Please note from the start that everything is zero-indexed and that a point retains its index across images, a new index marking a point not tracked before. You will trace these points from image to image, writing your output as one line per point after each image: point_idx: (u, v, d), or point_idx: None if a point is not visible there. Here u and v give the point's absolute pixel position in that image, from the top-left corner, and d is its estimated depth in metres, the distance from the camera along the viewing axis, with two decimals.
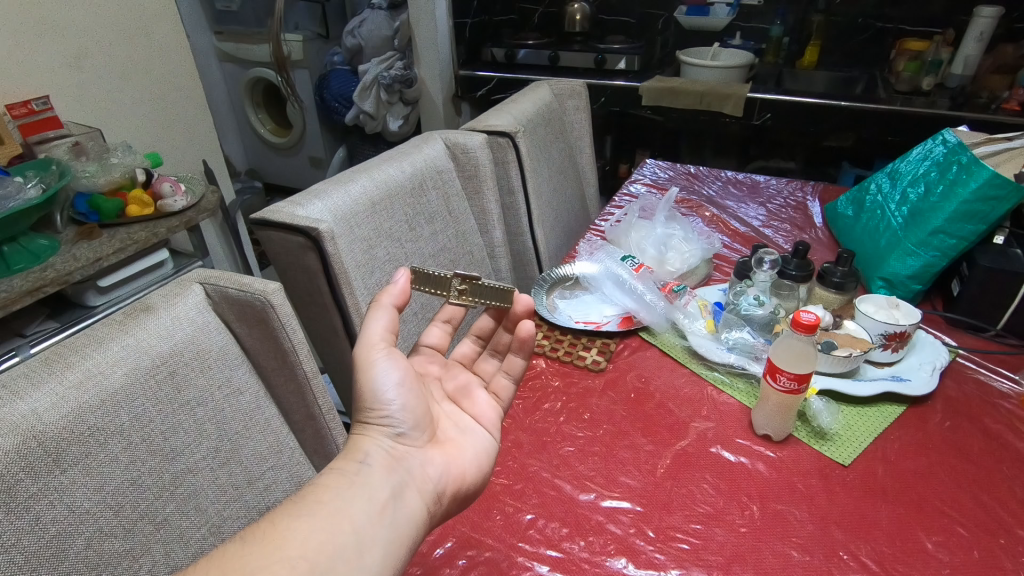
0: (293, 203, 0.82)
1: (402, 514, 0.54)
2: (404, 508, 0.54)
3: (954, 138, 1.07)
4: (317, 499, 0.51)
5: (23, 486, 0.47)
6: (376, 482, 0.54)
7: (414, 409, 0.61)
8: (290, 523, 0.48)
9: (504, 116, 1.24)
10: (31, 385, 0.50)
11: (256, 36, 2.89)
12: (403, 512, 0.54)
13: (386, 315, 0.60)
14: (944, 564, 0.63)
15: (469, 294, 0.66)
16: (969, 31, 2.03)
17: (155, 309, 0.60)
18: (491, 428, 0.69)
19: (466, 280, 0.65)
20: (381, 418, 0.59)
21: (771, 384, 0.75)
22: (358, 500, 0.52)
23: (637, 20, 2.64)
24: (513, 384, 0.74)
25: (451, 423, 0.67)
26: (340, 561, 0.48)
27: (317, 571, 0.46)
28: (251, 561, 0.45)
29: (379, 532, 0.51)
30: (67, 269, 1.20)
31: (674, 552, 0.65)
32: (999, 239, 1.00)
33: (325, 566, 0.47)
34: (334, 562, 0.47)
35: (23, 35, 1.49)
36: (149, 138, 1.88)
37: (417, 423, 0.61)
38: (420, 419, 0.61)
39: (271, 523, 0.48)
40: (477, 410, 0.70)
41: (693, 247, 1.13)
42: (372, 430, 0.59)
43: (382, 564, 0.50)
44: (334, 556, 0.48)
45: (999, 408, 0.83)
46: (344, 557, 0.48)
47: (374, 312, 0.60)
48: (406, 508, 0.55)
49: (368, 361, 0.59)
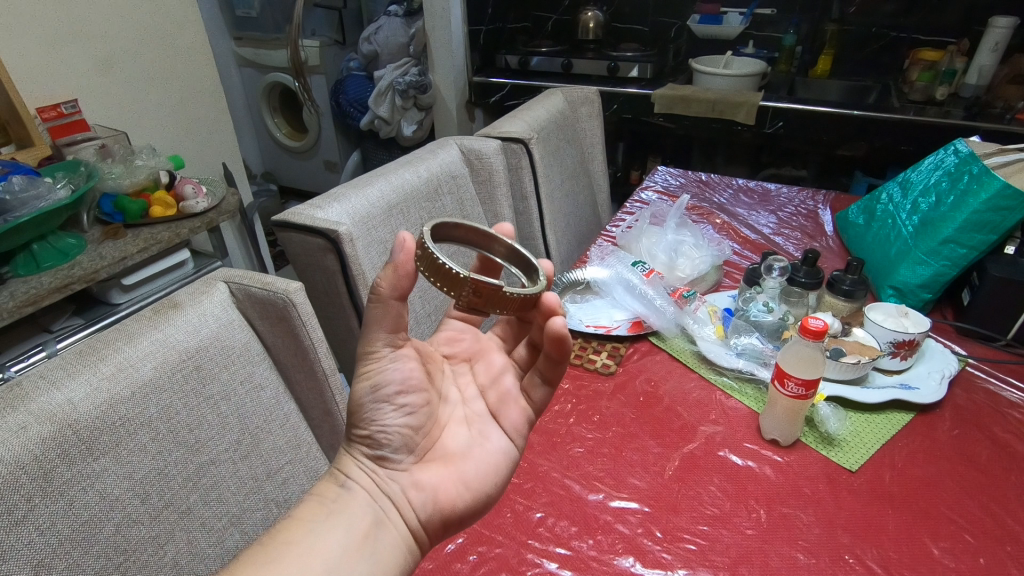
0: (314, 206, 0.84)
1: (384, 543, 0.52)
2: (387, 537, 0.52)
3: (966, 148, 1.08)
4: (283, 539, 0.48)
5: (58, 471, 0.50)
6: (353, 511, 0.52)
7: (405, 426, 0.57)
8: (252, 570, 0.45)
9: (519, 122, 1.26)
10: (68, 376, 0.53)
11: (274, 42, 2.95)
12: (384, 544, 0.52)
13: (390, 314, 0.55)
14: (950, 569, 0.64)
15: (483, 300, 0.57)
16: (984, 41, 2.02)
17: (182, 306, 0.63)
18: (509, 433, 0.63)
19: (484, 286, 0.56)
20: (365, 440, 0.56)
21: (779, 390, 0.76)
22: (333, 533, 0.50)
23: (650, 28, 2.66)
24: (547, 387, 0.66)
25: (464, 425, 0.63)
26: None
27: None
28: None
29: (356, 567, 0.49)
30: (94, 267, 1.24)
31: (681, 552, 0.66)
32: (1010, 249, 0.99)
33: None
34: None
35: (54, 40, 1.54)
36: (172, 141, 1.92)
37: (410, 440, 0.58)
38: (414, 435, 0.58)
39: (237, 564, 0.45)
40: (500, 410, 0.65)
41: (703, 254, 1.14)
42: (354, 450, 0.56)
43: None
44: None
45: (1008, 417, 0.84)
46: None
47: (375, 305, 0.54)
48: (390, 536, 0.53)
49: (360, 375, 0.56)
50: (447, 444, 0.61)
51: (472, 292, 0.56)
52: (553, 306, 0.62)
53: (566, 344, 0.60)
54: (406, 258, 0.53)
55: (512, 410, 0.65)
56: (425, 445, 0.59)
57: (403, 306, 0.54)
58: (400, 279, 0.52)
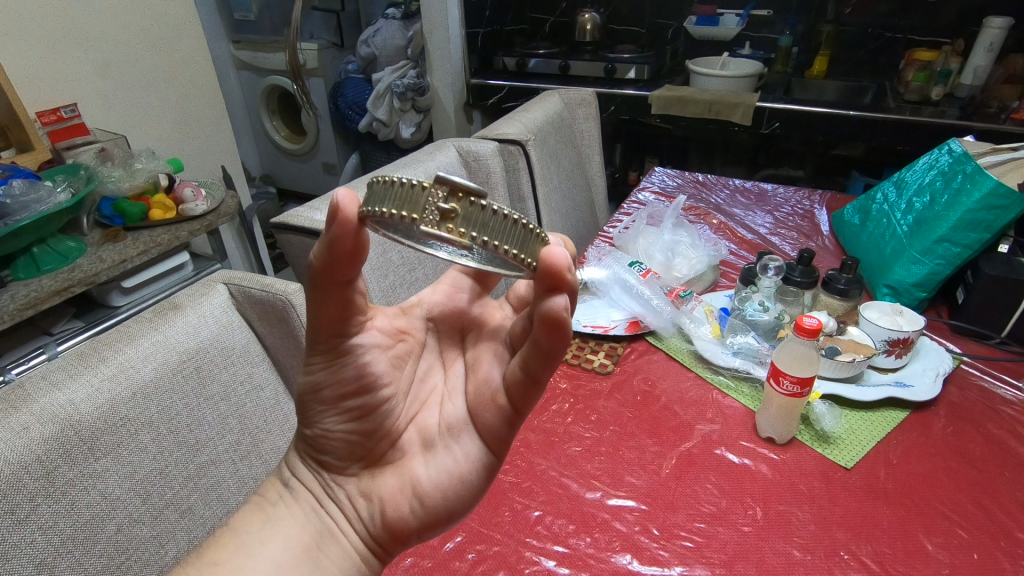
0: (312, 208, 0.85)
1: (328, 555, 0.50)
2: (333, 547, 0.51)
3: (960, 148, 1.08)
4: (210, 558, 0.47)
5: (61, 472, 0.50)
6: (289, 525, 0.51)
7: (350, 437, 0.52)
8: None
9: (516, 124, 1.27)
10: (69, 377, 0.53)
11: (273, 45, 2.95)
12: (328, 556, 0.51)
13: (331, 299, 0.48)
14: (944, 565, 0.65)
15: (458, 222, 0.45)
16: (978, 41, 2.04)
17: (182, 307, 0.64)
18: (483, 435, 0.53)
19: (453, 195, 0.45)
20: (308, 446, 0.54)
21: (774, 388, 0.77)
22: (267, 550, 0.48)
23: (647, 29, 2.67)
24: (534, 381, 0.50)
25: (435, 419, 0.55)
26: None
27: None
28: None
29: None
30: (94, 270, 1.24)
31: (678, 550, 0.67)
32: (1004, 247, 1.01)
33: None
34: None
35: (53, 44, 1.54)
36: (171, 144, 1.92)
37: (362, 447, 0.53)
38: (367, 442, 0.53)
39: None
40: (474, 404, 0.54)
41: (700, 254, 1.15)
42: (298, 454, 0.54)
43: None
44: None
45: (1002, 414, 0.84)
46: None
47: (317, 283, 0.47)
48: (337, 547, 0.51)
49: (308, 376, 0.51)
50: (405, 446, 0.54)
51: (444, 200, 0.45)
52: (560, 269, 0.46)
53: (565, 329, 0.45)
54: (349, 214, 0.44)
55: (483, 404, 0.53)
56: (381, 448, 0.53)
57: (346, 290, 0.47)
58: (336, 258, 0.45)
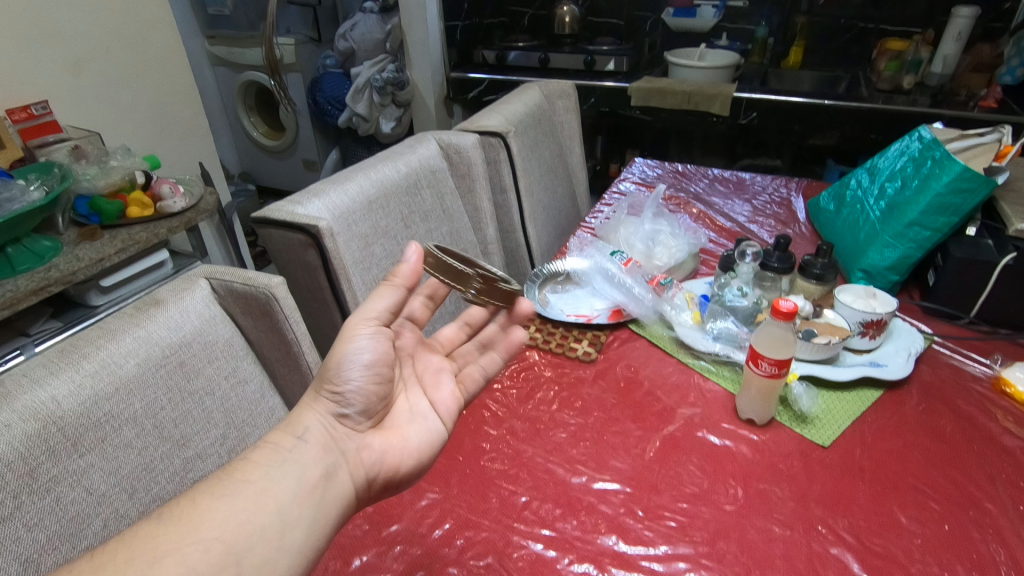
0: (293, 202, 0.84)
1: (332, 494, 0.55)
2: (334, 489, 0.55)
3: (930, 135, 1.11)
4: (240, 475, 0.51)
5: (44, 468, 0.50)
6: (310, 461, 0.55)
7: (366, 393, 0.62)
8: (210, 503, 0.48)
9: (495, 116, 1.27)
10: (50, 374, 0.52)
11: (249, 40, 2.91)
12: (330, 496, 0.55)
13: (391, 294, 0.62)
14: (917, 535, 0.67)
15: (484, 294, 0.66)
16: (947, 31, 2.08)
17: (164, 302, 0.63)
18: (445, 419, 0.69)
19: (484, 281, 0.65)
20: (332, 394, 0.60)
21: (753, 370, 0.78)
22: (287, 478, 0.53)
23: (625, 21, 2.68)
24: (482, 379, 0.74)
25: (407, 404, 0.68)
26: (259, 542, 0.48)
27: (232, 552, 0.47)
28: (162, 543, 0.45)
29: (304, 514, 0.52)
30: (71, 269, 1.23)
31: (662, 530, 0.68)
32: (972, 230, 1.04)
33: (241, 548, 0.48)
34: (252, 544, 0.48)
35: (21, 41, 1.51)
36: (146, 141, 1.89)
37: (365, 408, 0.62)
38: (369, 405, 0.62)
39: (190, 503, 0.48)
40: (437, 397, 0.70)
41: (680, 242, 1.16)
42: (320, 404, 0.60)
43: (305, 546, 0.51)
44: (253, 537, 0.48)
45: (972, 391, 0.87)
46: (265, 538, 0.49)
47: (381, 288, 0.63)
48: (337, 489, 0.56)
49: (350, 333, 0.62)
50: (393, 416, 0.66)
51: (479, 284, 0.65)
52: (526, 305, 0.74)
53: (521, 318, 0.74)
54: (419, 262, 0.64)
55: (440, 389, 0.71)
56: (380, 412, 0.64)
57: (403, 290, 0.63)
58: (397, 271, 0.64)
